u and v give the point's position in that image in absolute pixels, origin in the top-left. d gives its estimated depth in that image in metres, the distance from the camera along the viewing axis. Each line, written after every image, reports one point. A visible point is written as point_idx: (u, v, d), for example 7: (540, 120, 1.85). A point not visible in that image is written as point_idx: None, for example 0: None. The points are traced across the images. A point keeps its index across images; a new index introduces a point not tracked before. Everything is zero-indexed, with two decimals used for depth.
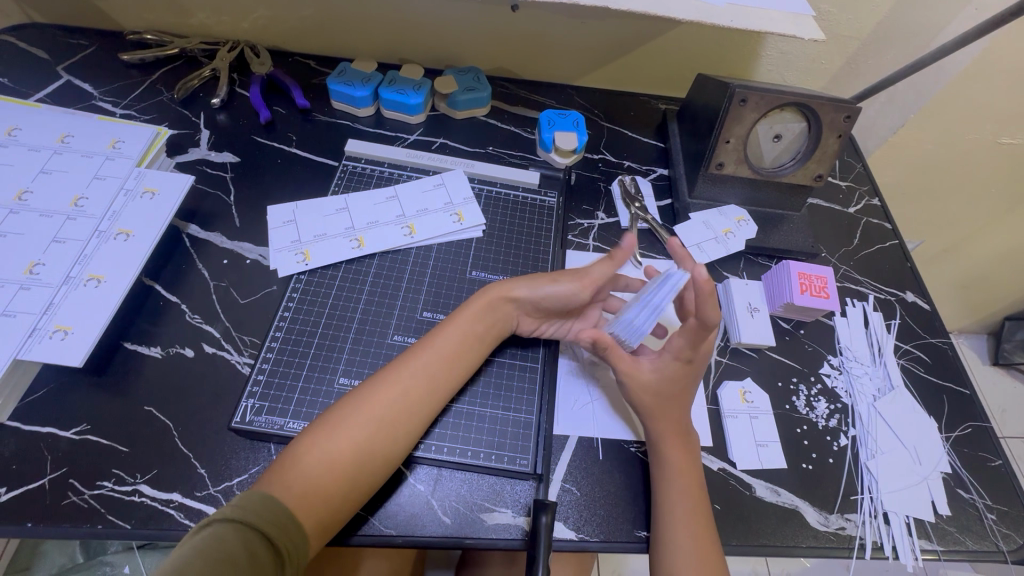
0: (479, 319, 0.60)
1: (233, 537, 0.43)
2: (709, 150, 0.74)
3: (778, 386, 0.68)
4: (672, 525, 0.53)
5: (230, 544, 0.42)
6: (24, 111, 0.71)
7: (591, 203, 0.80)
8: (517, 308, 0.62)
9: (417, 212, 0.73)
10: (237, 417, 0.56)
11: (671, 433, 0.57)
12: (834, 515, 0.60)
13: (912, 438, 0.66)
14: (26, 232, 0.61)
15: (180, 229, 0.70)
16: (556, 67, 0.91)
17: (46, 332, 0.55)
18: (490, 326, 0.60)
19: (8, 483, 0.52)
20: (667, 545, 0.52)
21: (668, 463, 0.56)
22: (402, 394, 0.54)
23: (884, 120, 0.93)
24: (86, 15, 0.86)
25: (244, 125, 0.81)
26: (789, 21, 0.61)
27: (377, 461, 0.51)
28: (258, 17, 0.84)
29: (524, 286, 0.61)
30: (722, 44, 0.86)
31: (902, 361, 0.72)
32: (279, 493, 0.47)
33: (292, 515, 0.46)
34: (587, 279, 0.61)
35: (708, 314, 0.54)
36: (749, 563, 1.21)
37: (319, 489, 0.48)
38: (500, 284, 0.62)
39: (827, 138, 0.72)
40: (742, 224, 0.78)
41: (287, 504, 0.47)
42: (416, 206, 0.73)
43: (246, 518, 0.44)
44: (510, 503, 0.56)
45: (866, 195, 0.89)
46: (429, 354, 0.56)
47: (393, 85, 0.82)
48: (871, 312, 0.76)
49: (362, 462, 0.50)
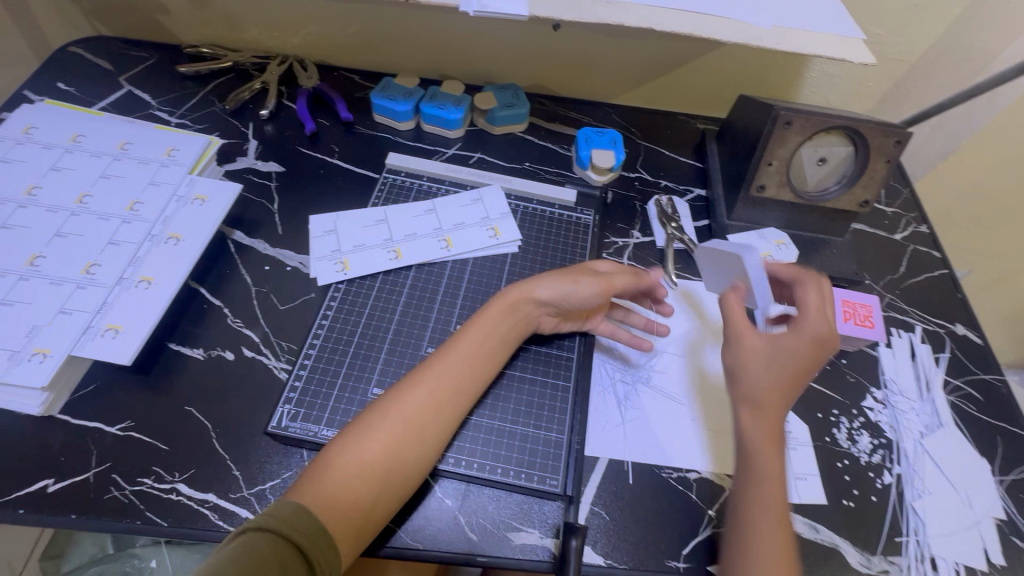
0: (498, 321, 0.60)
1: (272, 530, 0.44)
2: (751, 173, 0.73)
3: (818, 418, 0.65)
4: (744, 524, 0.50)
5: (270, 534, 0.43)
6: (89, 119, 0.74)
7: (627, 221, 0.80)
8: (538, 308, 0.62)
9: (454, 226, 0.74)
10: (273, 422, 0.57)
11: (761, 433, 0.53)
12: (878, 557, 0.57)
13: (962, 478, 0.63)
14: (85, 233, 0.64)
15: (225, 236, 0.72)
16: (595, 85, 0.92)
17: (98, 331, 0.58)
18: (513, 324, 0.61)
19: (55, 474, 0.54)
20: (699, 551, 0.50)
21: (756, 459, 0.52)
22: (426, 397, 0.54)
23: (933, 145, 0.90)
24: (149, 29, 0.90)
25: (290, 136, 0.83)
26: (840, 45, 0.65)
27: (406, 463, 0.51)
28: (308, 33, 0.88)
29: (544, 285, 0.62)
30: (766, 64, 0.85)
31: (952, 397, 0.69)
32: (312, 496, 0.48)
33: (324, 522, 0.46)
34: (606, 283, 0.63)
35: (807, 299, 0.56)
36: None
37: (351, 493, 0.48)
38: (519, 285, 0.62)
39: (874, 163, 0.70)
40: (782, 248, 0.76)
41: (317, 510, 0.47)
42: (454, 220, 0.74)
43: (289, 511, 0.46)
44: (538, 524, 0.55)
45: (913, 221, 0.86)
46: (450, 356, 0.57)
47: (434, 99, 0.84)
48: (918, 344, 0.73)
49: (391, 466, 0.50)
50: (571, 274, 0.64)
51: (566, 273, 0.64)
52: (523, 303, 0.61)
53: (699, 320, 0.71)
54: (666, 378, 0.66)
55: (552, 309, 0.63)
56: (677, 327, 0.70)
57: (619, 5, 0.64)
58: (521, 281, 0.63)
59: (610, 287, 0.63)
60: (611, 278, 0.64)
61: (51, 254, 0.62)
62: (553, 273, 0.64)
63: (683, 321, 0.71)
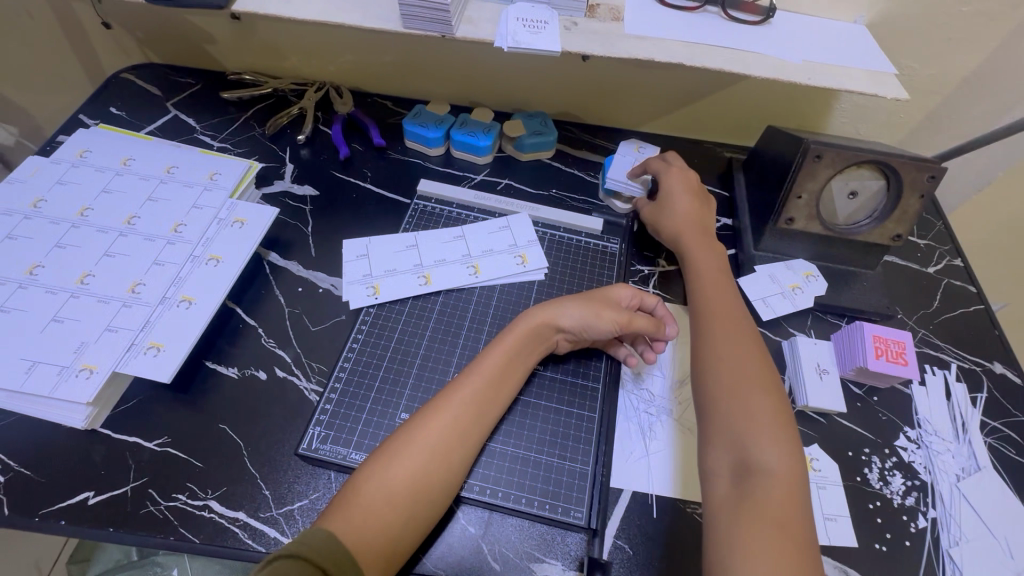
0: (523, 349, 0.61)
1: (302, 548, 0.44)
2: (779, 205, 0.73)
3: (848, 456, 0.64)
4: (739, 497, 0.49)
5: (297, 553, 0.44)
6: (138, 143, 0.78)
7: (653, 250, 0.80)
8: (559, 334, 0.64)
9: (482, 253, 0.75)
10: (304, 443, 0.59)
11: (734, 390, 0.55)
12: None
13: (1002, 525, 0.60)
14: (131, 254, 0.67)
15: (262, 257, 0.74)
16: (623, 113, 0.93)
17: (141, 348, 0.60)
18: (535, 351, 0.63)
19: (96, 487, 0.56)
20: (727, 538, 0.47)
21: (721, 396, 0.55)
22: (451, 424, 0.55)
23: (967, 178, 0.89)
24: (196, 57, 0.95)
25: (325, 160, 0.86)
26: (871, 81, 0.65)
27: (431, 491, 0.52)
28: (345, 61, 0.91)
29: (569, 311, 0.63)
30: (795, 95, 0.86)
31: (990, 440, 0.67)
32: (342, 524, 0.48)
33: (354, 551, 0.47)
34: (627, 321, 0.63)
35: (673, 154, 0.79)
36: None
37: (380, 520, 0.49)
38: (544, 309, 0.63)
39: (907, 198, 0.69)
40: (811, 280, 0.76)
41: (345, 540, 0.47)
42: (482, 246, 0.75)
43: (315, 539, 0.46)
44: (560, 555, 0.55)
45: (947, 255, 0.84)
46: (470, 378, 0.58)
47: (465, 127, 0.86)
48: (954, 382, 0.71)
49: (416, 492, 0.51)
50: (594, 305, 0.64)
51: (586, 297, 0.65)
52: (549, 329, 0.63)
53: None
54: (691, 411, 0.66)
55: (572, 336, 0.64)
56: None
57: (649, 40, 0.65)
58: (545, 304, 0.64)
59: (630, 324, 0.63)
60: (633, 316, 0.64)
61: (101, 273, 0.65)
62: (576, 299, 0.65)
63: None
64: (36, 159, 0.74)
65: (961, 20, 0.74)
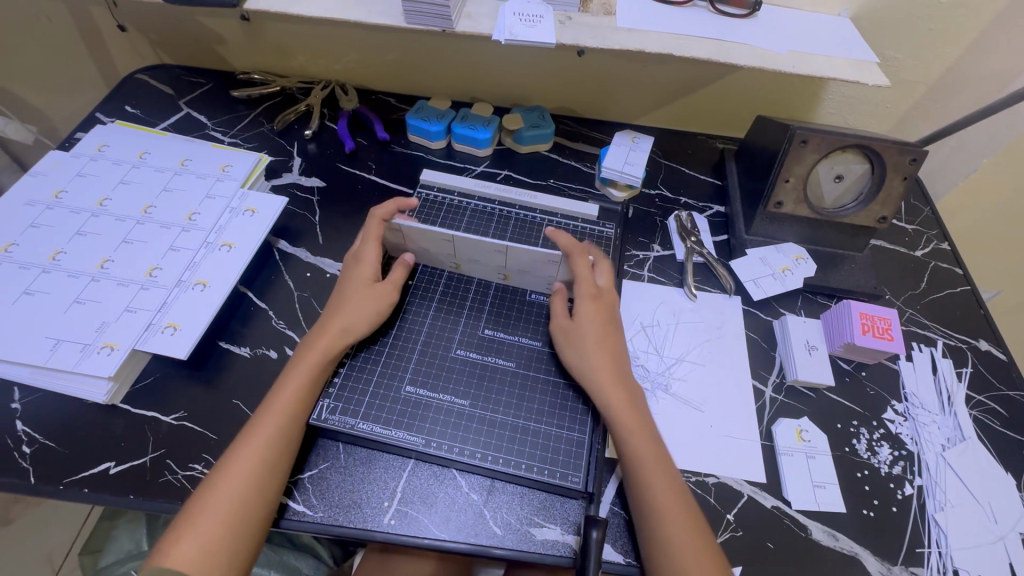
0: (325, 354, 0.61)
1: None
2: (768, 189, 0.76)
3: (837, 428, 0.66)
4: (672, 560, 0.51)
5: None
6: (154, 138, 0.82)
7: (647, 236, 0.83)
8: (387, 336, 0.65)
9: (518, 270, 0.71)
10: (315, 415, 0.60)
11: (650, 453, 0.57)
12: (898, 567, 0.58)
13: (985, 492, 0.63)
14: (148, 240, 0.70)
15: (271, 244, 0.77)
16: (618, 106, 0.96)
17: (158, 328, 0.63)
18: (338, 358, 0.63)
19: (117, 458, 0.58)
20: None
21: (668, 531, 0.53)
22: (274, 434, 0.55)
23: (954, 165, 0.92)
24: (207, 58, 0.99)
25: (331, 154, 0.90)
26: (853, 68, 0.68)
27: (264, 507, 0.53)
28: (350, 60, 0.95)
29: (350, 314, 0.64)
30: (784, 86, 0.89)
31: (975, 412, 0.69)
32: (175, 555, 0.49)
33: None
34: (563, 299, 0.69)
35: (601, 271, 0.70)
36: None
37: (212, 547, 0.49)
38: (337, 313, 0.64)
39: (891, 180, 0.72)
40: (800, 263, 0.78)
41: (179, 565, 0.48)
42: (521, 265, 0.70)
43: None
44: (559, 520, 0.58)
45: (934, 239, 0.87)
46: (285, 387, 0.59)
47: (465, 120, 0.89)
48: (940, 358, 0.73)
49: (250, 500, 0.52)
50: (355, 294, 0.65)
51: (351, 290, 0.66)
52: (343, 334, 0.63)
53: (716, 330, 0.73)
54: (684, 386, 0.68)
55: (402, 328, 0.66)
56: (697, 335, 0.73)
57: (640, 32, 0.69)
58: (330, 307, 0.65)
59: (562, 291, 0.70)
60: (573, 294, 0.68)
61: (119, 258, 0.68)
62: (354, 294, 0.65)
63: (701, 331, 0.73)
64: (56, 153, 0.77)
65: (942, 11, 0.77)
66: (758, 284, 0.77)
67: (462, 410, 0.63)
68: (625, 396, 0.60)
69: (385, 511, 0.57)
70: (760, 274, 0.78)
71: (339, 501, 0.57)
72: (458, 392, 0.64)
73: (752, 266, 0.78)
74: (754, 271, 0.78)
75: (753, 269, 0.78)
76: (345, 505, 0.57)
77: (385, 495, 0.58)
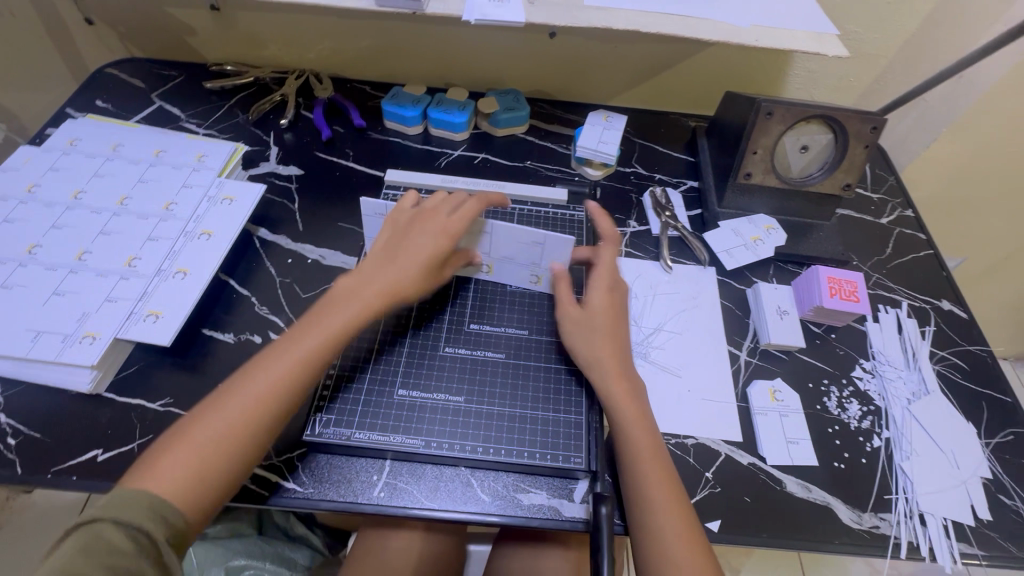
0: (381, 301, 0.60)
1: (141, 561, 0.42)
2: (738, 161, 0.78)
3: (809, 388, 0.69)
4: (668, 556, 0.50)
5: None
6: (126, 131, 0.81)
7: (623, 212, 0.85)
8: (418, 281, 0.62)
9: (508, 257, 0.70)
10: (307, 430, 0.59)
11: (646, 443, 0.57)
12: (868, 514, 0.61)
13: (949, 441, 0.66)
14: (126, 231, 0.70)
15: (251, 233, 0.78)
16: (593, 87, 0.98)
17: (140, 316, 0.63)
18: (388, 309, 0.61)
19: (104, 445, 0.59)
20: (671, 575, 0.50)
21: (657, 518, 0.53)
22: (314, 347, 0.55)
23: (916, 136, 0.96)
24: (178, 50, 0.98)
25: (308, 142, 0.90)
26: (815, 40, 0.71)
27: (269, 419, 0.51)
28: (323, 48, 0.95)
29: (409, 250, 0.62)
30: (752, 63, 0.91)
31: (938, 367, 0.73)
32: (195, 430, 0.49)
33: (179, 508, 0.46)
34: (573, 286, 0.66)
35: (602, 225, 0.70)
36: (783, 567, 1.25)
37: (217, 440, 0.49)
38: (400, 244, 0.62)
39: (854, 148, 0.74)
40: (771, 232, 0.81)
41: (188, 441, 0.48)
42: (509, 251, 0.69)
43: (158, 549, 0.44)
44: (546, 486, 0.59)
45: (899, 206, 0.90)
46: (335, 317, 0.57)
47: (441, 105, 0.90)
48: (905, 319, 0.76)
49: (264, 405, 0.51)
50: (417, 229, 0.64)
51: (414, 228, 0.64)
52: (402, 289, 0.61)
53: (692, 300, 0.76)
54: (662, 353, 0.71)
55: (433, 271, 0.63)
56: (675, 304, 0.75)
57: (608, 10, 0.70)
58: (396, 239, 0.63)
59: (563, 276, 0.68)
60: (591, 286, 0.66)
61: (97, 250, 0.68)
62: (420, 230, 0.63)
63: (678, 300, 0.76)
64: (27, 148, 0.77)
65: None
66: (727, 253, 0.79)
67: (458, 407, 0.62)
68: (627, 388, 0.60)
69: (374, 485, 0.58)
70: (728, 244, 0.80)
71: (328, 478, 0.58)
72: (452, 389, 0.63)
73: (721, 237, 0.81)
74: (723, 241, 0.80)
75: (722, 240, 0.81)
76: (335, 482, 0.58)
77: (374, 468, 0.59)
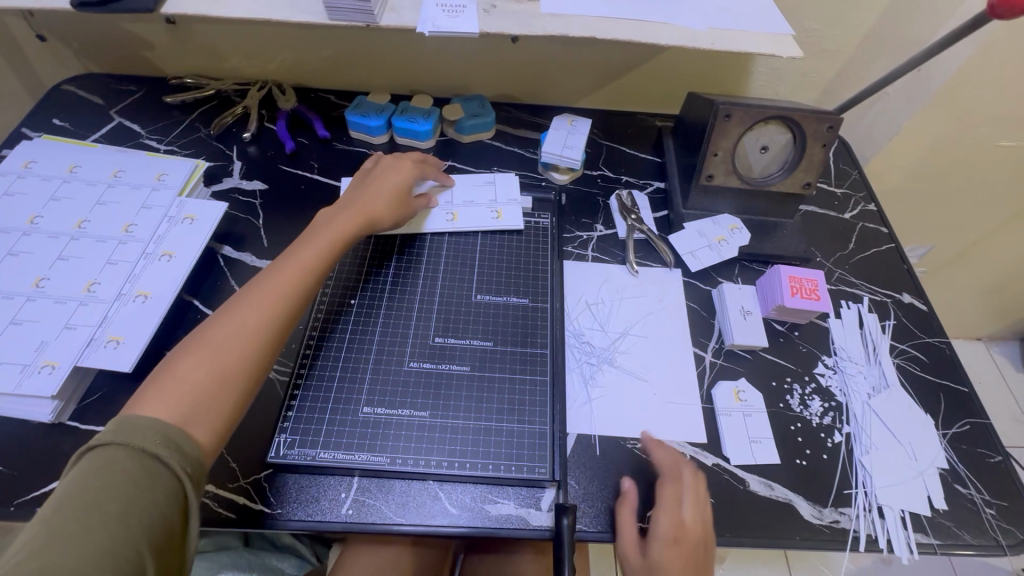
0: (350, 228, 0.67)
1: (154, 493, 0.42)
2: (700, 163, 0.79)
3: (772, 386, 0.71)
4: None
5: (109, 548, 0.39)
6: (83, 151, 0.80)
7: (590, 216, 0.85)
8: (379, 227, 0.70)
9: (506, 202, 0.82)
10: (272, 452, 0.59)
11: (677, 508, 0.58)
12: (828, 509, 0.62)
13: (908, 434, 0.68)
14: (84, 256, 0.69)
15: (215, 251, 0.77)
16: (559, 90, 0.98)
17: (101, 342, 0.63)
18: (357, 238, 0.68)
19: None
20: None
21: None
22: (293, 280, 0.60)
23: (879, 129, 0.97)
24: (137, 64, 0.97)
25: (272, 155, 0.89)
26: (769, 42, 0.71)
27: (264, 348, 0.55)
28: (285, 58, 0.94)
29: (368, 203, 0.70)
30: (715, 62, 0.92)
31: (897, 360, 0.74)
32: (180, 370, 0.51)
33: (194, 441, 0.47)
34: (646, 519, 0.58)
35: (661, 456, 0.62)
36: (766, 555, 1.28)
37: (214, 373, 0.51)
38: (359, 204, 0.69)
39: (812, 148, 0.75)
40: (735, 232, 0.82)
41: (172, 385, 0.49)
42: (509, 195, 0.82)
43: (174, 477, 0.44)
44: (513, 496, 0.60)
45: (862, 201, 0.92)
46: (309, 246, 0.63)
47: (405, 114, 0.90)
48: (866, 314, 0.78)
49: (253, 335, 0.55)
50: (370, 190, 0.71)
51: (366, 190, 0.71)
52: (368, 221, 0.69)
53: (658, 303, 0.77)
54: (628, 358, 0.72)
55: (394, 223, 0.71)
56: (641, 308, 0.76)
57: (564, 17, 0.70)
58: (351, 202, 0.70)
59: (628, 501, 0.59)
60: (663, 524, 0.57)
61: (55, 276, 0.67)
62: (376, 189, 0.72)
63: (644, 304, 0.76)
64: None
65: None
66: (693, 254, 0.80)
67: (423, 423, 0.62)
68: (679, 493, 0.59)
69: (342, 503, 0.59)
70: (694, 246, 0.81)
71: (295, 498, 0.59)
72: (417, 405, 0.63)
73: (687, 239, 0.81)
74: (688, 243, 0.81)
75: (687, 242, 0.81)
76: (302, 501, 0.59)
77: (342, 486, 0.60)
